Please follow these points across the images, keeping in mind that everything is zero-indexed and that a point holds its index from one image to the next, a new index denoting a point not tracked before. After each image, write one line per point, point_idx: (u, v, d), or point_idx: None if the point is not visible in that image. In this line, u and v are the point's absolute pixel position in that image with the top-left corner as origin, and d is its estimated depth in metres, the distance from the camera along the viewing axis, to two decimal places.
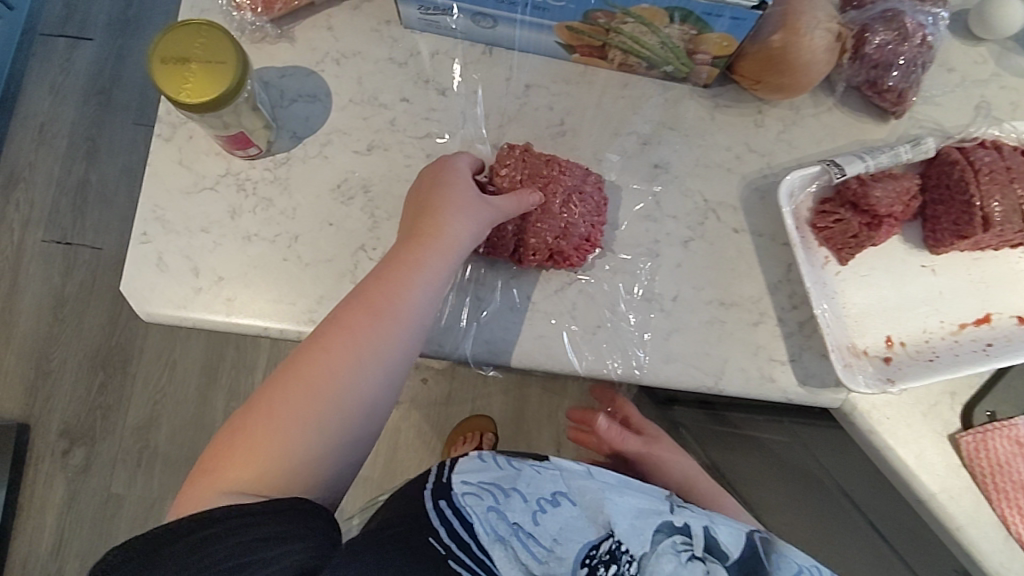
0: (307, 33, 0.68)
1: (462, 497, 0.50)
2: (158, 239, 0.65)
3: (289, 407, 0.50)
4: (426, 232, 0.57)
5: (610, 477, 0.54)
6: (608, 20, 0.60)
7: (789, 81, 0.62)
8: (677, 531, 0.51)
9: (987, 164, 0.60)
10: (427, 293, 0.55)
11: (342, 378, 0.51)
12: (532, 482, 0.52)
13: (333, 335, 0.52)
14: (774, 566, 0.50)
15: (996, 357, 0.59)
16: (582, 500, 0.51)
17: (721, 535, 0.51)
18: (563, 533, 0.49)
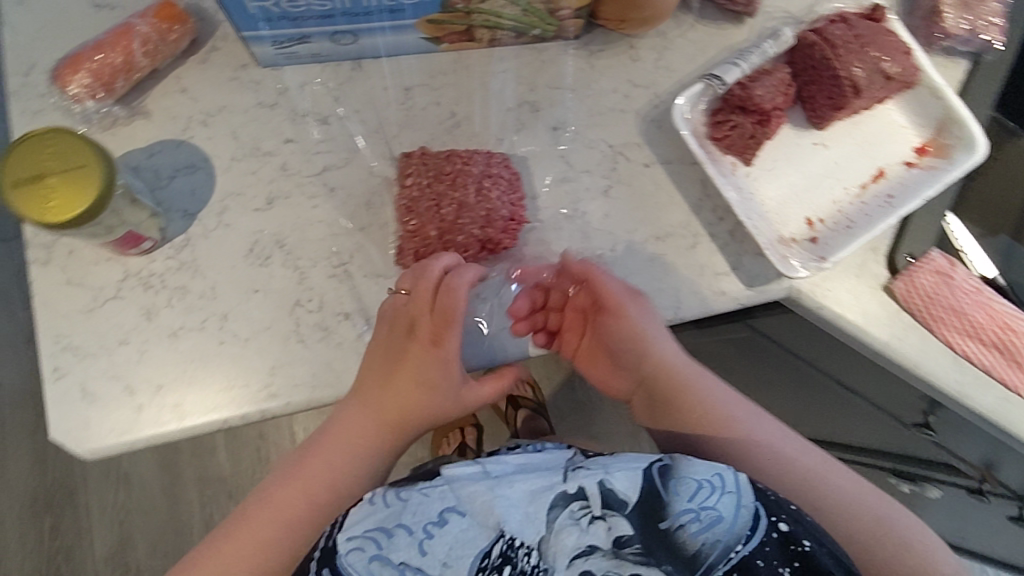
0: (161, 102, 0.63)
1: (347, 557, 0.46)
2: (75, 369, 0.59)
3: (261, 540, 0.56)
4: (398, 372, 0.58)
5: (503, 464, 0.51)
6: (466, 4, 0.59)
7: (651, 12, 0.63)
8: (574, 498, 0.47)
9: (841, 37, 0.64)
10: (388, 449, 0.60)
11: (320, 505, 0.58)
12: (417, 509, 0.47)
13: (311, 474, 0.58)
14: (671, 495, 0.46)
15: (900, 204, 0.65)
16: (471, 507, 0.47)
17: (618, 484, 0.47)
18: (451, 554, 0.46)
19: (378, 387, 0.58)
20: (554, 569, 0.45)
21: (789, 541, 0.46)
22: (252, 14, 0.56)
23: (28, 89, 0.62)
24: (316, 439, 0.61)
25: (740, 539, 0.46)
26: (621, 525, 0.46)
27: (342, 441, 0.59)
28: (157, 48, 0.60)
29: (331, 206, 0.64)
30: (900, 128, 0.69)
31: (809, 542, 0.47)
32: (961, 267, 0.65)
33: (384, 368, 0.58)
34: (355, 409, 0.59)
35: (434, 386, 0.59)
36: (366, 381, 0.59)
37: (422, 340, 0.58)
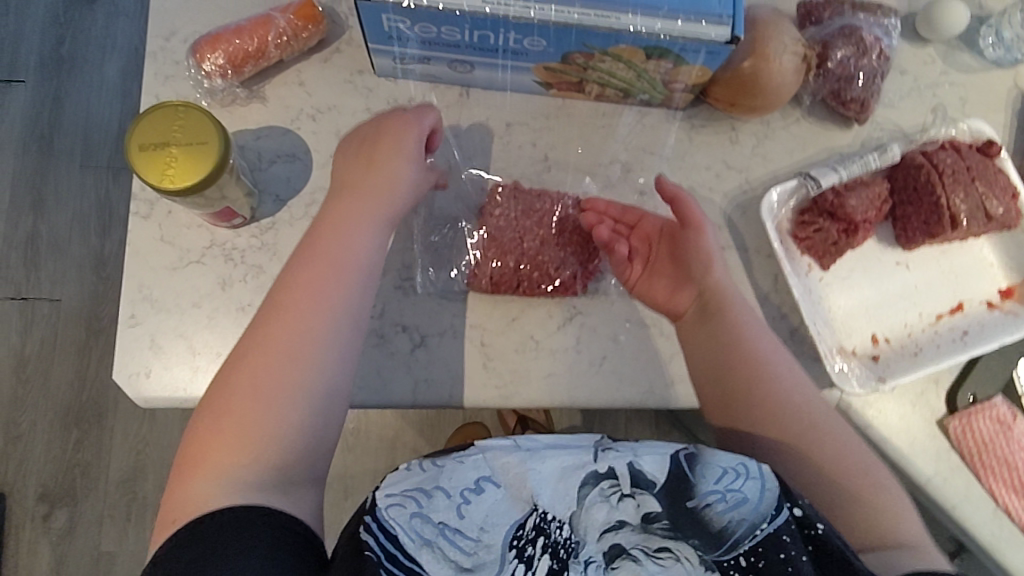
0: (278, 90, 0.67)
1: (385, 511, 0.44)
2: (148, 320, 0.63)
3: (265, 382, 0.50)
4: (373, 172, 0.58)
5: (536, 438, 0.48)
6: (585, 60, 0.61)
7: (762, 102, 0.64)
8: (604, 478, 0.46)
9: (950, 165, 0.63)
10: (374, 227, 0.57)
11: (315, 359, 0.51)
12: (453, 474, 0.46)
13: (297, 290, 0.53)
14: (698, 477, 0.45)
15: (972, 345, 0.64)
16: (505, 478, 0.46)
17: (646, 466, 0.46)
18: (487, 519, 0.45)
19: (359, 180, 0.58)
20: (586, 542, 0.45)
21: (805, 525, 0.45)
22: (383, 31, 0.59)
23: (165, 53, 0.66)
24: (311, 225, 0.58)
25: (765, 518, 0.44)
26: (649, 503, 0.45)
27: (338, 228, 0.56)
28: (289, 42, 0.64)
29: (411, 220, 0.66)
30: (991, 267, 0.67)
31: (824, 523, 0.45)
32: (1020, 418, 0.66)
33: (359, 176, 0.58)
34: (342, 208, 0.57)
35: (398, 166, 0.59)
36: (347, 193, 0.58)
37: (377, 167, 0.59)
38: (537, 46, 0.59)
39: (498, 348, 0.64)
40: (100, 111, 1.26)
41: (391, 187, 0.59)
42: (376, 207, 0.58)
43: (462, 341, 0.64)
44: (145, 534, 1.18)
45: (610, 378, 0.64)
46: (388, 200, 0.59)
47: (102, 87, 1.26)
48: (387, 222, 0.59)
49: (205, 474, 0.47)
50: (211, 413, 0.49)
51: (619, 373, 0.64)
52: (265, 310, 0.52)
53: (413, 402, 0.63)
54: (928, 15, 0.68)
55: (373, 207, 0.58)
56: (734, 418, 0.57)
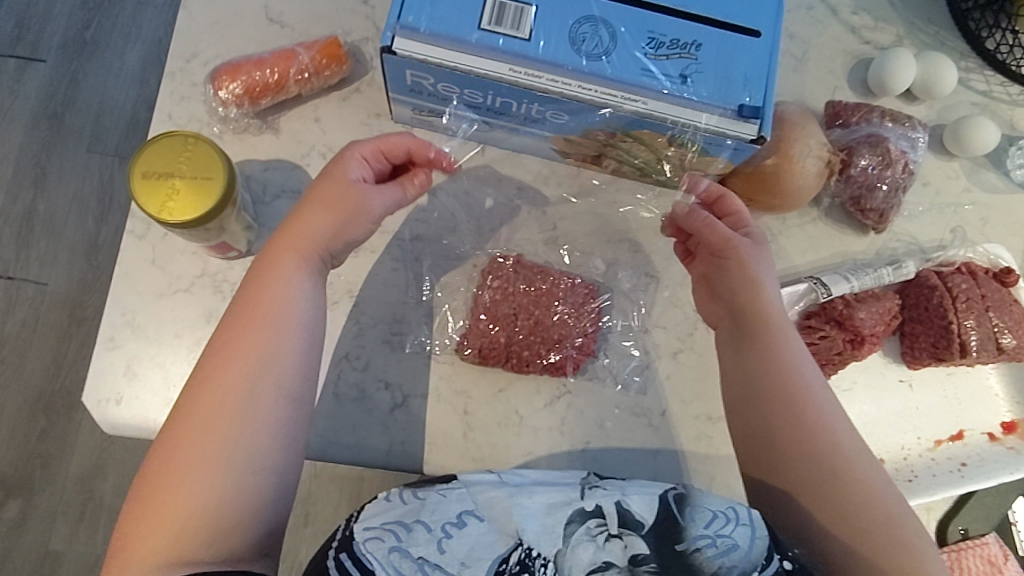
0: (292, 124, 0.66)
1: (363, 544, 0.43)
2: (128, 344, 0.61)
3: (184, 462, 0.46)
4: (313, 208, 0.53)
5: (524, 477, 0.48)
6: (606, 137, 0.59)
7: (780, 201, 0.62)
8: (592, 515, 0.44)
9: (965, 292, 0.62)
10: (301, 285, 0.52)
11: (233, 430, 0.47)
12: (436, 507, 0.45)
13: (216, 362, 0.48)
14: (687, 521, 0.43)
15: (971, 480, 0.61)
16: (489, 513, 0.45)
17: (634, 505, 0.44)
18: (470, 554, 0.43)
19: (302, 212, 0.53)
20: None
21: None
22: (405, 84, 0.58)
23: (185, 73, 0.65)
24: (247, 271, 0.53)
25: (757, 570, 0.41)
26: (637, 544, 0.42)
27: (260, 282, 0.51)
28: (309, 79, 0.64)
29: (409, 274, 0.64)
30: (997, 397, 0.65)
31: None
32: (1012, 560, 0.63)
33: (295, 219, 0.53)
34: (272, 256, 0.52)
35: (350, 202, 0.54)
36: (285, 226, 0.53)
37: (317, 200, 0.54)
38: (559, 119, 0.57)
39: (481, 419, 0.61)
40: (115, 99, 1.24)
41: (339, 215, 0.54)
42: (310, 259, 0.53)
43: (444, 407, 0.61)
44: (97, 537, 1.14)
45: (592, 465, 0.61)
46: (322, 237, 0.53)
47: (120, 74, 1.25)
48: (317, 264, 0.54)
49: (162, 533, 0.44)
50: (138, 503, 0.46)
51: (603, 460, 0.62)
52: (200, 365, 0.49)
53: (386, 465, 0.60)
54: (958, 132, 0.67)
55: (305, 257, 0.53)
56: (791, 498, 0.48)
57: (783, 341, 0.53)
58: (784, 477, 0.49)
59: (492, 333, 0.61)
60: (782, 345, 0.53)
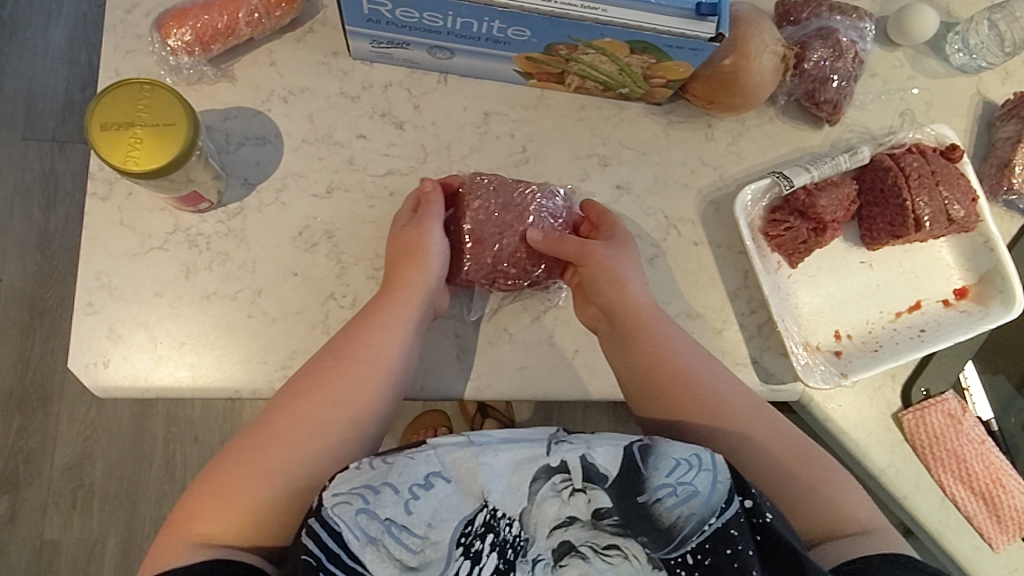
0: (248, 69, 0.65)
1: (331, 510, 0.45)
2: (106, 307, 0.59)
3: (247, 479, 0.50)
4: (424, 263, 0.60)
5: (490, 434, 0.49)
6: (568, 51, 0.60)
7: (740, 100, 0.65)
8: (556, 472, 0.47)
9: (916, 169, 0.66)
10: (408, 330, 0.58)
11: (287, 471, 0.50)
12: (403, 470, 0.47)
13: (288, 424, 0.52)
14: (650, 469, 0.47)
15: (930, 342, 0.67)
16: (455, 473, 0.47)
17: (599, 458, 0.47)
18: (436, 515, 0.46)
19: (405, 275, 0.59)
20: (534, 539, 0.46)
21: (756, 514, 0.47)
22: (362, 13, 0.57)
23: (126, 26, 0.63)
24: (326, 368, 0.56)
25: (715, 512, 0.46)
26: (600, 498, 0.46)
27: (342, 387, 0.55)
28: (260, 20, 0.62)
29: (387, 210, 0.65)
30: (950, 267, 0.71)
31: (769, 514, 0.47)
32: (969, 411, 0.68)
33: (405, 273, 0.59)
34: (374, 319, 0.58)
35: (421, 245, 0.60)
36: (376, 308, 0.59)
37: (424, 252, 0.60)
38: (521, 36, 0.58)
39: (473, 342, 0.63)
40: (44, 81, 1.18)
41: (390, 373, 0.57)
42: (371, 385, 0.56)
43: (436, 332, 0.63)
44: (93, 523, 1.14)
45: (582, 371, 0.65)
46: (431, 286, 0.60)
47: (45, 55, 1.18)
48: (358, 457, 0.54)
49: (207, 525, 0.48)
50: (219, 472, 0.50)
51: (593, 367, 0.65)
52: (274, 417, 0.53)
53: None
54: (901, 21, 0.69)
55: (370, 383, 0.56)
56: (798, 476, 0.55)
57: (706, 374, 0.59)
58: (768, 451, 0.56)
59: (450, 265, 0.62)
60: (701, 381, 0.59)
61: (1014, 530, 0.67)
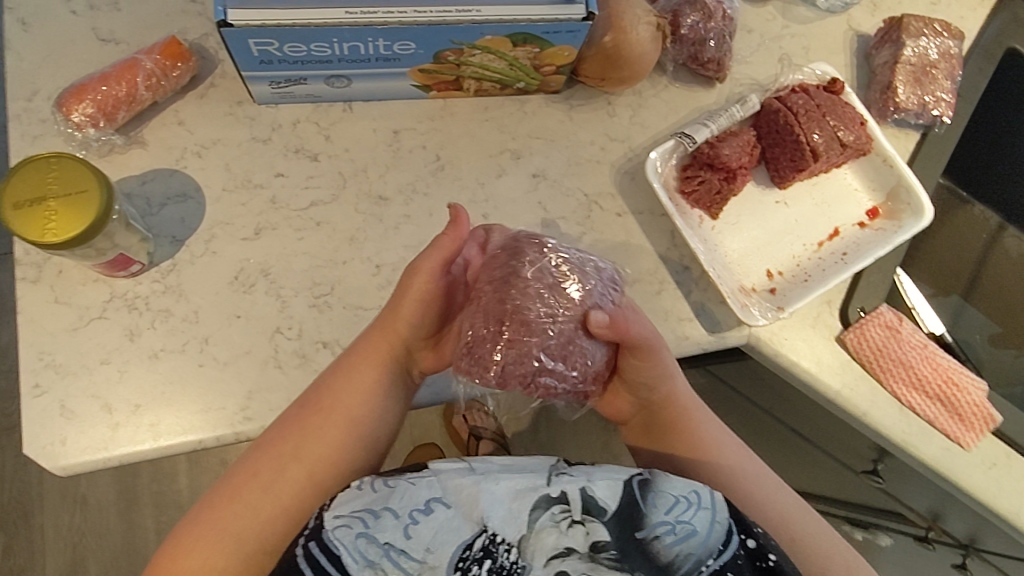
0: (157, 132, 0.67)
1: (332, 532, 0.46)
2: (54, 386, 0.59)
3: (228, 525, 0.53)
4: (403, 311, 0.58)
5: (490, 463, 0.50)
6: (456, 56, 0.63)
7: (628, 73, 0.68)
8: (556, 502, 0.47)
9: (803, 105, 0.70)
10: (381, 384, 0.60)
11: (265, 514, 0.53)
12: (405, 495, 0.48)
13: (267, 463, 0.55)
14: (649, 507, 0.47)
15: (853, 262, 0.70)
16: (455, 499, 0.47)
17: (598, 491, 0.48)
18: (434, 540, 0.46)
19: (379, 328, 0.60)
20: (532, 568, 0.45)
21: (757, 557, 0.47)
22: (253, 56, 0.60)
23: (30, 113, 0.65)
24: (298, 415, 0.58)
25: (712, 553, 0.46)
26: (599, 531, 0.46)
27: (314, 435, 0.57)
28: (159, 83, 0.64)
29: (317, 239, 0.66)
30: (857, 191, 0.75)
31: (775, 556, 0.48)
32: (906, 320, 0.71)
33: (387, 324, 0.59)
34: (345, 380, 0.59)
35: (418, 295, 0.58)
36: (349, 364, 0.59)
37: (413, 301, 0.58)
38: (407, 50, 0.61)
39: None
40: None
41: (358, 419, 0.59)
42: (342, 439, 0.58)
43: None
44: None
45: None
46: (409, 340, 0.60)
47: None
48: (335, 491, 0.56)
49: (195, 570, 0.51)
50: (207, 516, 0.53)
51: None
52: (257, 459, 0.56)
53: None
54: None
55: (341, 437, 0.57)
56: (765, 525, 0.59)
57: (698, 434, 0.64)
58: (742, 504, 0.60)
59: (491, 363, 0.53)
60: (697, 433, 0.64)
61: (980, 426, 0.69)
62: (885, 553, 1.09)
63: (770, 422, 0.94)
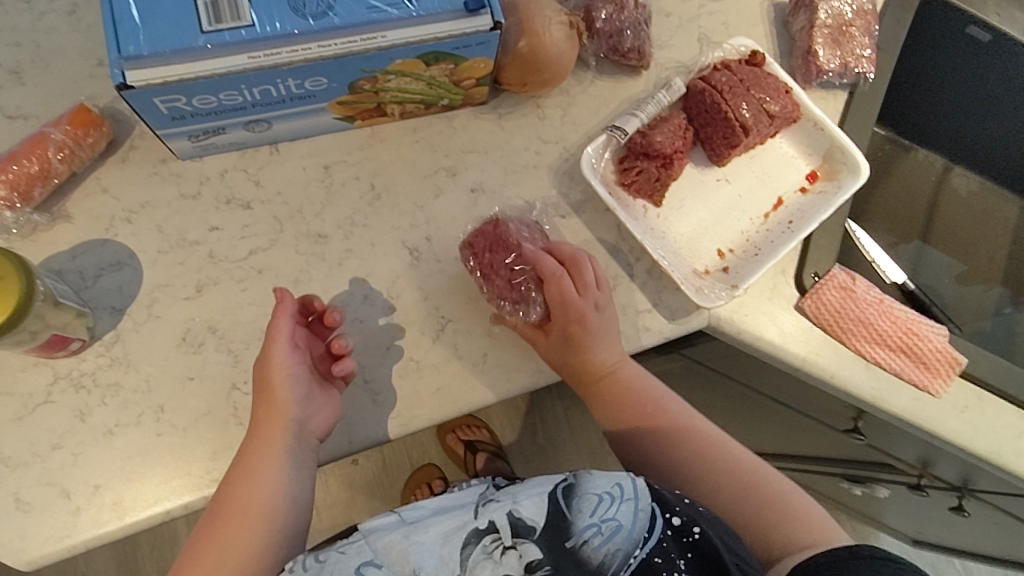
0: (82, 203, 0.65)
1: None
2: (9, 480, 0.58)
3: None
4: (275, 391, 0.59)
5: (421, 507, 0.54)
6: (372, 84, 0.62)
7: (550, 74, 0.68)
8: (486, 533, 0.52)
9: (726, 82, 0.70)
10: (280, 464, 0.58)
11: None
12: (336, 566, 0.51)
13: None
14: (576, 513, 0.53)
15: (799, 230, 0.71)
16: (387, 558, 0.51)
17: (525, 511, 0.53)
18: None
19: (260, 410, 0.59)
20: None
21: (682, 534, 0.54)
22: (163, 115, 0.58)
23: None
24: (203, 518, 0.57)
25: (637, 543, 0.53)
26: (530, 551, 0.51)
27: (221, 538, 0.56)
28: (73, 153, 0.63)
29: (261, 288, 0.65)
30: (795, 158, 0.75)
31: (699, 529, 0.54)
32: (858, 278, 0.71)
33: (262, 405, 0.59)
34: (241, 464, 0.57)
35: (270, 379, 0.59)
36: (243, 449, 0.58)
37: (275, 383, 0.59)
38: (320, 85, 0.60)
39: (384, 382, 0.64)
40: None
41: (265, 511, 0.57)
42: (255, 533, 0.56)
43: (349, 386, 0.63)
44: None
45: (498, 370, 0.65)
46: (293, 414, 0.59)
47: None
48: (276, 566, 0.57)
49: None
50: None
51: (507, 364, 0.66)
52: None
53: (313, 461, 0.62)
54: None
55: (252, 533, 0.56)
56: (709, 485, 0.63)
57: (634, 404, 0.67)
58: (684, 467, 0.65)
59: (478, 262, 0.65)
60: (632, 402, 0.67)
61: (947, 372, 0.70)
62: (887, 504, 1.09)
63: (752, 395, 0.93)
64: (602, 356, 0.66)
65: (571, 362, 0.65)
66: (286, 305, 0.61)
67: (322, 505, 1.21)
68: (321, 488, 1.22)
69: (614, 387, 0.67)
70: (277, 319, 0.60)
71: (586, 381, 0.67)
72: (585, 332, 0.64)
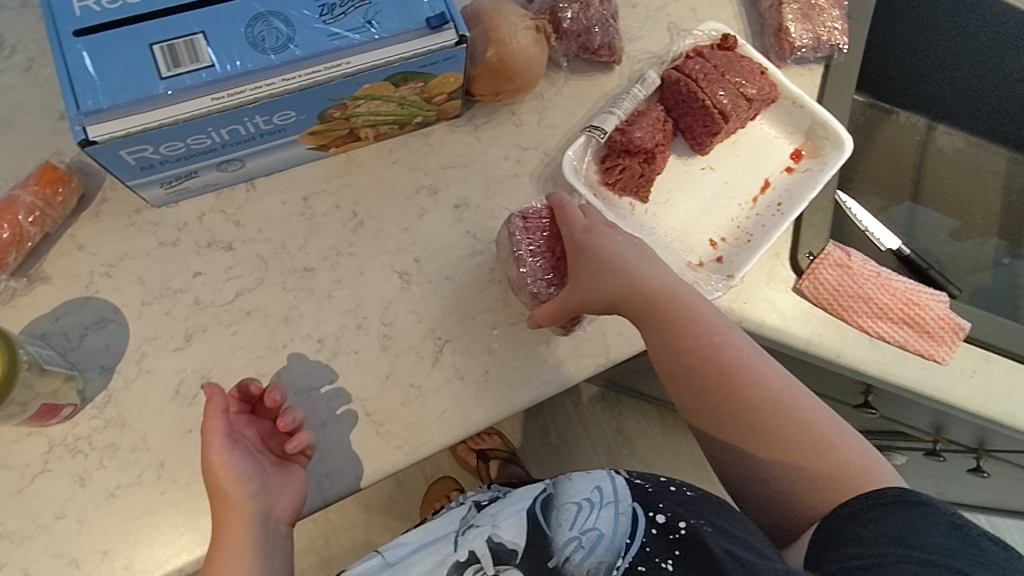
0: (58, 263, 0.63)
1: None
2: (14, 555, 0.56)
3: None
4: (227, 492, 0.58)
5: (403, 545, 0.60)
6: (342, 111, 0.61)
7: (522, 81, 0.67)
8: (467, 564, 0.56)
9: (701, 69, 0.69)
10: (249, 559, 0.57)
11: None
12: None
13: None
14: (557, 530, 0.56)
15: (789, 211, 0.70)
16: None
17: (505, 535, 0.57)
18: None
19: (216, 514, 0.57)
20: None
21: (669, 531, 0.54)
22: (131, 166, 0.57)
23: None
24: None
25: (620, 552, 0.54)
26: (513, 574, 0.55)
27: None
28: (43, 214, 0.61)
29: (251, 329, 0.64)
30: (777, 138, 0.74)
31: (685, 523, 0.54)
32: (854, 254, 0.70)
33: (217, 508, 0.58)
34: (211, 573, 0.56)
35: (219, 480, 0.58)
36: (212, 558, 0.57)
37: (225, 487, 0.58)
38: (288, 118, 0.58)
39: (387, 412, 0.62)
40: None
41: None
42: None
43: (352, 421, 0.62)
44: None
45: (501, 388, 0.64)
46: (253, 509, 0.59)
47: None
48: None
49: None
50: None
51: (510, 379, 0.65)
52: None
53: (324, 499, 0.61)
54: None
55: None
56: (770, 412, 0.58)
57: (688, 323, 0.61)
58: (746, 394, 0.59)
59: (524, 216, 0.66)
60: (685, 321, 0.61)
61: (951, 337, 0.69)
62: (905, 470, 1.09)
63: None
64: (632, 254, 0.63)
65: (606, 280, 0.61)
66: (218, 399, 0.59)
67: (341, 530, 1.21)
68: (338, 513, 1.21)
69: (661, 301, 0.62)
70: (211, 415, 0.58)
71: (628, 296, 0.61)
72: (591, 239, 0.63)
